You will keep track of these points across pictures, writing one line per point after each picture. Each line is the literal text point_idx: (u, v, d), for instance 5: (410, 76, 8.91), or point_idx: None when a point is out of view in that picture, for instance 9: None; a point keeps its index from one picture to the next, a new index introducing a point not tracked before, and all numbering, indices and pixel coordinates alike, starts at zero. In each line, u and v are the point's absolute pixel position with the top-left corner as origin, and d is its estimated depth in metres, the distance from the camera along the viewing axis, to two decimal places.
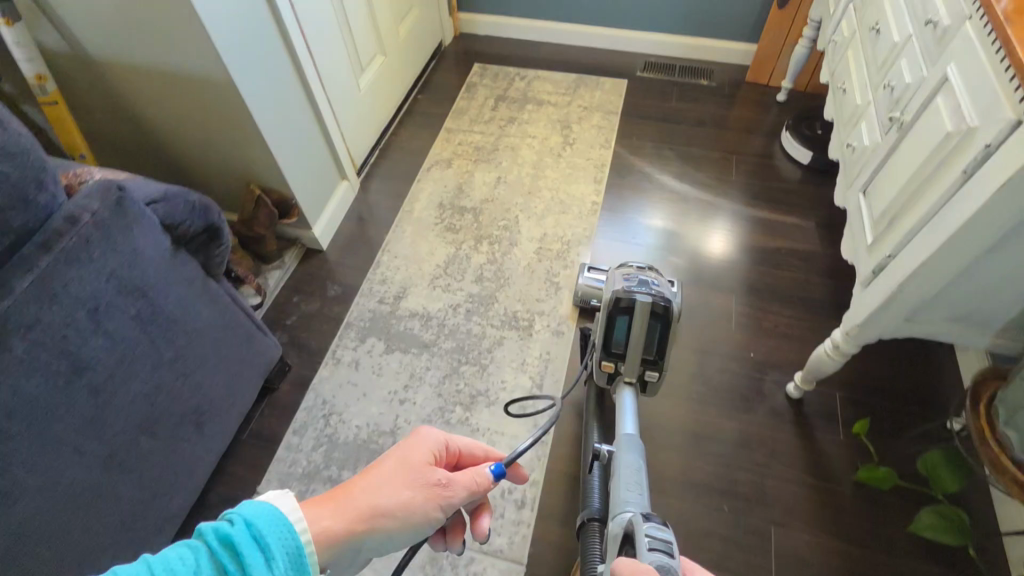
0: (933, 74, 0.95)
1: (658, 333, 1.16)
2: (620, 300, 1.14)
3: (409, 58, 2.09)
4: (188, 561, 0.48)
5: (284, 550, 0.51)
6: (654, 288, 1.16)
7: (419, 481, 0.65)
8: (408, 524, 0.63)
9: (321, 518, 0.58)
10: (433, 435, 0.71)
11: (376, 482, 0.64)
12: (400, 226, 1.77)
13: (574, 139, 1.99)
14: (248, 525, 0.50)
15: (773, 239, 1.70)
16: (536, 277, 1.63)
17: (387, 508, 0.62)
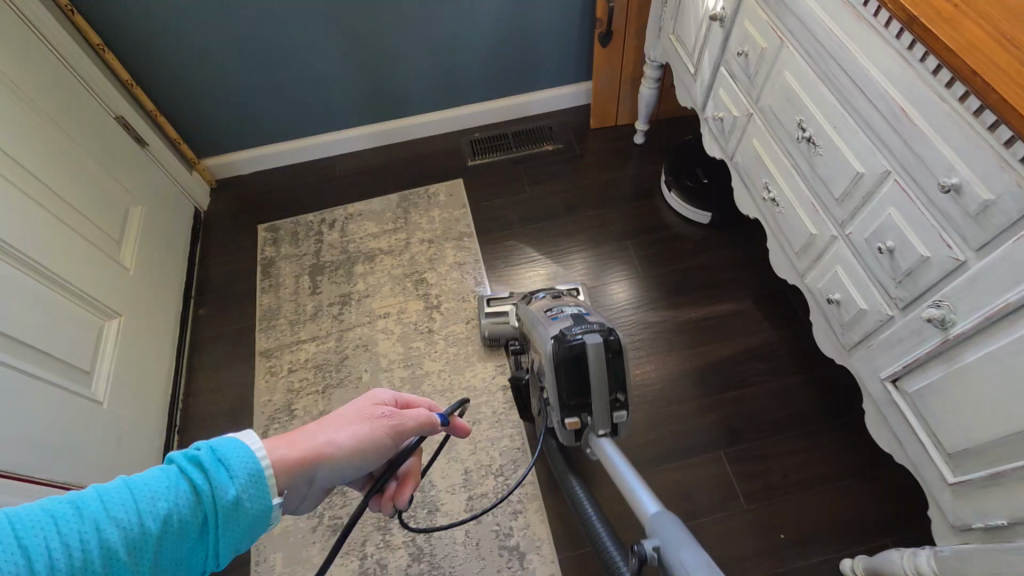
0: (992, 271, 0.61)
1: (617, 370, 0.89)
2: (565, 339, 0.89)
3: (158, 278, 1.42)
4: (159, 482, 0.45)
5: (247, 470, 0.47)
6: (596, 323, 0.95)
7: (369, 417, 0.61)
8: (361, 456, 0.58)
9: (275, 445, 0.53)
10: (386, 392, 0.66)
11: (325, 420, 0.59)
12: (265, 559, 1.18)
13: (438, 298, 1.49)
14: (213, 450, 0.48)
15: (722, 342, 1.38)
16: (485, 551, 1.16)
17: (337, 437, 0.57)
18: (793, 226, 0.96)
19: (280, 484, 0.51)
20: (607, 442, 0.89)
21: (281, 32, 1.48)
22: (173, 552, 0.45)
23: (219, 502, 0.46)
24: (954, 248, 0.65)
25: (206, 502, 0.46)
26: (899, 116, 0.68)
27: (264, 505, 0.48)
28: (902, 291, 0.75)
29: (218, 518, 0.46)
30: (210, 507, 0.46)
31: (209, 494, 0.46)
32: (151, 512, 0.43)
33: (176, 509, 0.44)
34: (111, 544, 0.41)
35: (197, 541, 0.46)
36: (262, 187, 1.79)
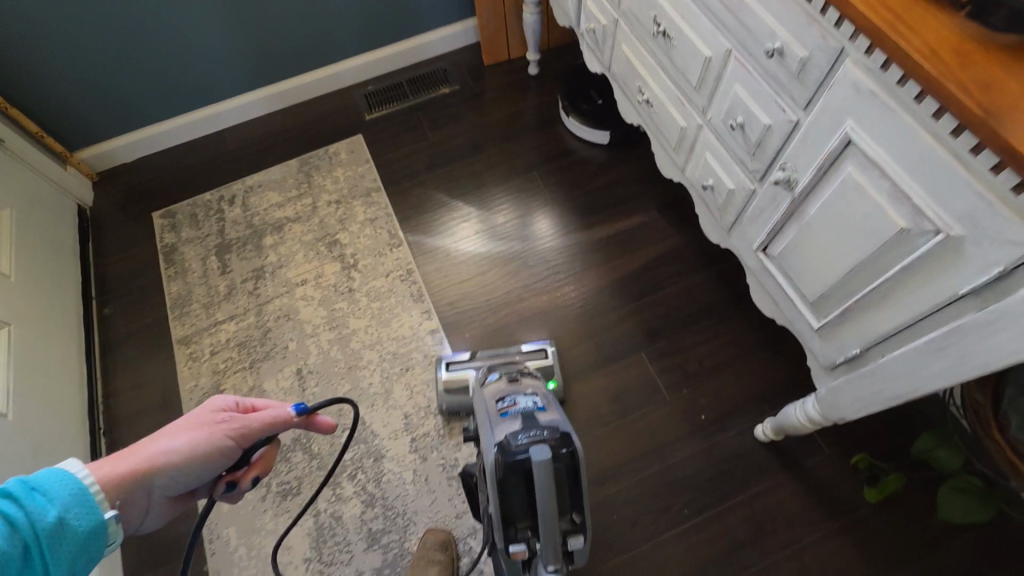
0: (816, 124, 0.66)
1: (569, 486, 0.73)
2: (507, 448, 0.73)
3: (47, 282, 1.33)
4: None
5: (69, 492, 0.50)
6: (546, 424, 0.79)
7: (209, 422, 0.63)
8: (204, 459, 0.61)
9: (101, 466, 0.55)
10: (229, 397, 0.69)
11: (159, 432, 0.60)
12: (218, 536, 1.18)
13: (353, 257, 1.48)
14: (26, 481, 0.48)
15: (635, 254, 1.44)
16: (435, 485, 1.20)
17: (172, 446, 0.59)
18: (667, 122, 1.00)
19: (112, 499, 0.54)
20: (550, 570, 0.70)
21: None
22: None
23: (40, 526, 0.46)
24: (787, 110, 0.70)
25: (24, 529, 0.46)
26: None
27: (94, 520, 0.50)
28: (756, 163, 0.80)
29: (40, 543, 0.46)
30: (31, 533, 0.46)
31: (26, 520, 0.46)
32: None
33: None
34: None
35: (18, 570, 0.45)
36: (149, 173, 1.68)
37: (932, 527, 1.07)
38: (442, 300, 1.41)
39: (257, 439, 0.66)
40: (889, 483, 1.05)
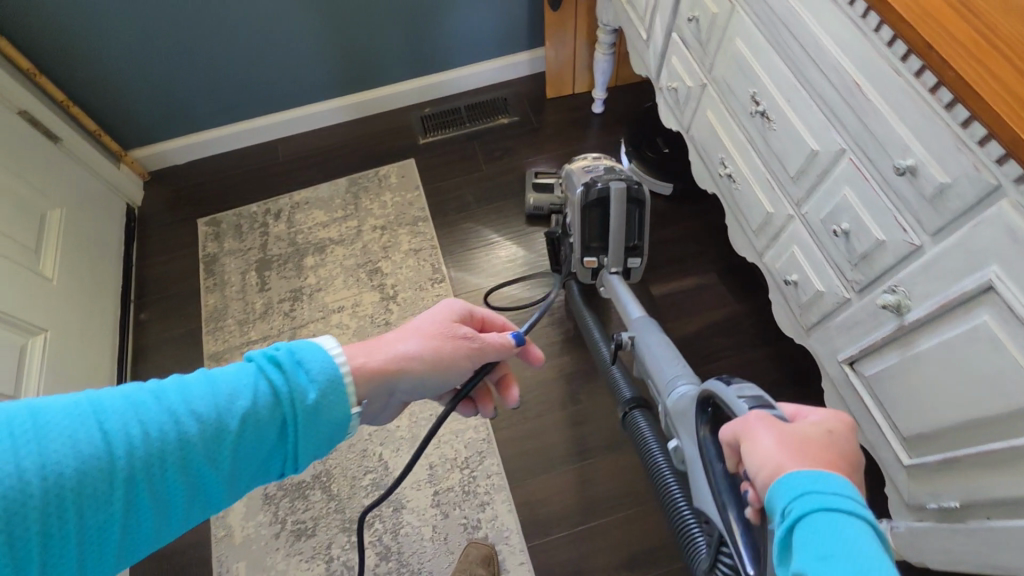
0: (946, 256, 0.58)
1: (637, 213, 1.18)
2: (594, 187, 1.16)
3: (87, 286, 1.32)
4: (242, 378, 0.48)
5: (326, 373, 0.50)
6: (623, 176, 1.20)
7: (446, 333, 0.62)
8: (438, 368, 0.60)
9: (355, 354, 0.55)
10: (463, 303, 0.67)
11: (397, 334, 0.60)
12: (226, 571, 1.14)
13: (394, 287, 1.43)
14: (292, 351, 0.51)
15: (687, 319, 1.35)
16: (453, 547, 1.14)
17: (410, 351, 0.59)
18: (750, 203, 0.92)
19: (359, 393, 0.54)
20: (618, 280, 1.22)
21: (198, 8, 1.36)
22: (251, 450, 0.48)
23: (299, 404, 0.49)
24: (909, 231, 0.62)
25: (286, 402, 0.49)
26: (853, 91, 0.63)
27: (343, 409, 0.51)
28: (858, 274, 0.72)
29: (297, 418, 0.49)
30: (290, 406, 0.49)
31: (291, 394, 0.49)
32: (232, 408, 0.47)
33: (256, 406, 0.48)
34: (188, 433, 0.45)
35: (277, 438, 0.49)
36: (199, 177, 1.67)
37: None
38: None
39: (488, 359, 0.65)
40: None
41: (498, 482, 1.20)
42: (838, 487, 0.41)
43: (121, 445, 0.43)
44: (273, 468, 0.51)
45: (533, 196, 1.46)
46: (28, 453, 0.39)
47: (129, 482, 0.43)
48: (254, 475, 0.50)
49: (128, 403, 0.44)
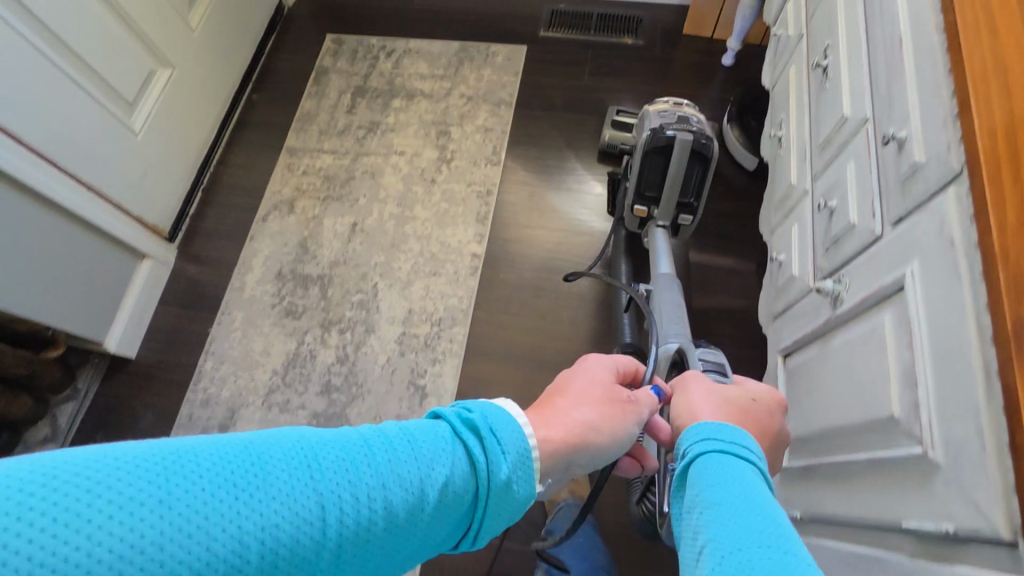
0: (888, 249, 0.53)
1: (698, 171, 1.11)
2: (659, 131, 1.08)
3: (221, 52, 1.53)
4: (439, 437, 0.39)
5: (516, 447, 0.41)
6: (694, 125, 1.10)
7: (615, 397, 0.52)
8: (612, 438, 0.50)
9: (537, 423, 0.45)
10: (618, 360, 0.58)
11: (568, 397, 0.51)
12: (228, 313, 1.37)
13: (452, 153, 1.51)
14: (479, 415, 0.41)
15: (704, 293, 1.30)
16: (396, 381, 1.27)
17: (590, 420, 0.49)
18: (782, 173, 0.85)
19: (545, 470, 0.44)
20: (663, 235, 1.17)
21: None
22: (438, 527, 0.38)
23: (494, 481, 0.39)
24: (875, 218, 0.56)
25: (481, 476, 0.39)
26: (895, 46, 0.57)
27: (528, 489, 0.42)
28: (824, 261, 0.66)
29: (491, 497, 0.39)
30: (485, 481, 0.39)
31: (485, 467, 0.39)
32: (433, 476, 0.37)
33: (453, 477, 0.38)
34: (397, 501, 0.35)
35: (465, 514, 0.39)
36: None
37: None
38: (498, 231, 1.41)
39: (647, 420, 0.56)
40: None
41: (456, 350, 1.29)
42: (729, 438, 0.41)
43: (335, 513, 0.32)
44: (448, 545, 0.40)
45: (610, 132, 1.43)
46: (241, 500, 0.30)
47: (335, 555, 0.32)
48: (433, 554, 0.39)
49: (336, 453, 0.34)
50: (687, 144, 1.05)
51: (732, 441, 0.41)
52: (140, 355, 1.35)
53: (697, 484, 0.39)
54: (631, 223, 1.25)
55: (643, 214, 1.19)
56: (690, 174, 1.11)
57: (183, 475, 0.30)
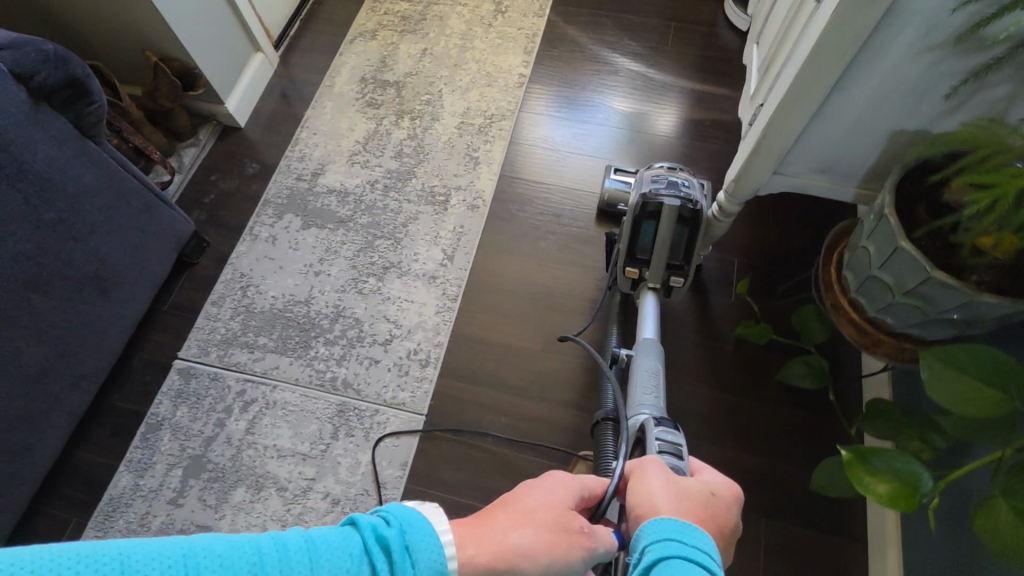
0: None
1: (687, 239, 1.10)
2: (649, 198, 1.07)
3: None
4: (351, 554, 0.46)
5: (429, 566, 0.48)
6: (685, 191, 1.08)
7: (566, 525, 0.59)
8: (550, 570, 0.55)
9: (467, 543, 0.52)
10: (576, 483, 0.67)
11: (508, 522, 0.57)
12: (321, 103, 1.70)
13: (507, 7, 1.87)
14: (402, 530, 0.48)
15: (701, 112, 1.66)
16: (455, 152, 1.60)
17: (526, 548, 0.55)
18: None
19: None
20: (654, 298, 1.19)
21: None
22: None
23: None
24: None
25: None
26: None
27: None
28: None
29: None
30: None
31: None
32: None
33: None
34: None
35: None
36: None
37: (762, 383, 1.25)
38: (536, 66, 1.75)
39: (601, 557, 0.61)
40: (761, 331, 1.20)
41: (503, 136, 1.62)
42: (696, 545, 0.54)
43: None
44: None
45: (609, 190, 1.38)
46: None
47: None
48: None
49: (221, 566, 0.41)
50: (675, 209, 1.05)
51: (686, 546, 0.54)
52: (246, 127, 1.67)
53: None
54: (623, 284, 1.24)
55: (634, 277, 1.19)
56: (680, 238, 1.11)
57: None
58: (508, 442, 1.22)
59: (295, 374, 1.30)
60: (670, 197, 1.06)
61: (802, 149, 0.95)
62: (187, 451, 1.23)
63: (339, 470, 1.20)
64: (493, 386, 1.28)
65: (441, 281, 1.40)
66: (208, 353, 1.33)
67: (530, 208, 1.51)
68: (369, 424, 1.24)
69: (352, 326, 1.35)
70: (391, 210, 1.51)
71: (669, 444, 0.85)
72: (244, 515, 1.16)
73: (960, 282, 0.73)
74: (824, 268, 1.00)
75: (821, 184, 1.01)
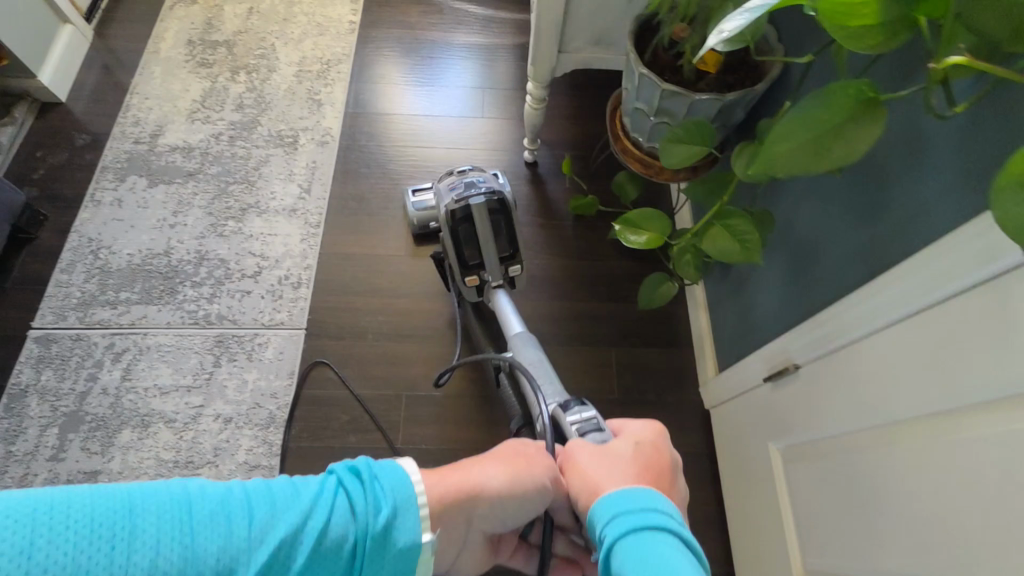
0: None
1: (505, 225, 1.15)
2: (455, 208, 1.11)
3: None
4: (325, 493, 0.54)
5: (401, 499, 0.55)
6: (483, 186, 1.14)
7: (522, 452, 0.67)
8: (516, 493, 0.63)
9: (434, 484, 0.61)
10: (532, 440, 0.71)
11: (478, 460, 0.66)
12: (148, 69, 1.68)
13: None
14: (367, 474, 0.56)
15: (520, 37, 1.86)
16: (297, 97, 1.66)
17: (495, 477, 0.63)
18: None
19: (436, 519, 0.60)
20: (503, 292, 1.22)
21: None
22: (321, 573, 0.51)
23: (371, 526, 0.53)
24: None
25: (360, 522, 0.53)
26: None
27: (411, 543, 0.54)
28: None
29: (366, 553, 0.52)
30: (363, 530, 0.53)
31: (364, 513, 0.53)
32: (309, 528, 0.51)
33: (332, 525, 0.52)
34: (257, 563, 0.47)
35: (346, 563, 0.52)
36: None
37: (599, 246, 1.47)
38: (379, 65, 1.76)
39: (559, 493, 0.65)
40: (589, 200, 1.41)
41: (342, 78, 1.71)
42: (662, 508, 0.56)
43: (196, 566, 0.45)
44: None
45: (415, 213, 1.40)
46: (104, 558, 0.43)
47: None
48: None
49: (210, 505, 0.48)
50: (483, 204, 1.09)
51: (643, 515, 0.55)
52: (69, 101, 1.61)
53: (620, 555, 0.52)
54: (468, 295, 1.27)
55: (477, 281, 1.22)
56: (498, 228, 1.15)
57: (50, 519, 0.43)
58: (389, 336, 1.34)
59: (166, 318, 1.32)
60: (473, 197, 1.11)
61: (571, 26, 1.16)
62: (60, 410, 1.22)
63: (227, 392, 1.25)
64: (367, 293, 1.39)
65: (302, 212, 1.47)
66: (66, 317, 1.30)
67: (377, 137, 1.62)
68: (251, 347, 1.30)
69: (218, 266, 1.39)
70: (243, 157, 1.55)
71: (586, 421, 0.76)
72: (134, 453, 1.18)
73: (682, 88, 0.96)
74: (610, 123, 1.21)
75: (599, 56, 1.23)
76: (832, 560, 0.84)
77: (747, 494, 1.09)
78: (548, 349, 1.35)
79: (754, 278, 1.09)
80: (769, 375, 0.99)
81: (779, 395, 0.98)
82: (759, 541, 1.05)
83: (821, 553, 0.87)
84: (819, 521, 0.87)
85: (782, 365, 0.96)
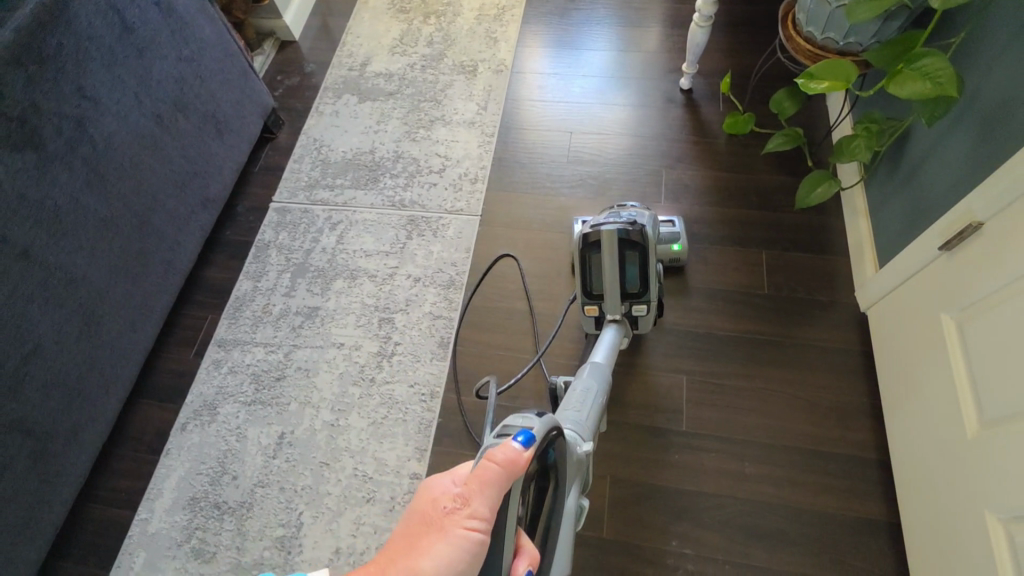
0: None
1: (637, 262, 1.10)
2: (587, 235, 1.08)
3: None
4: None
5: None
6: (626, 217, 1.09)
7: (434, 510, 0.59)
8: (446, 561, 0.55)
9: None
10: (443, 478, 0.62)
11: (408, 548, 0.57)
12: (359, 15, 2.03)
13: None
14: None
15: None
16: (477, 35, 1.91)
17: (434, 565, 0.55)
18: None
19: None
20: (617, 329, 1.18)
21: None
22: None
23: None
24: None
25: None
26: None
27: None
28: None
29: None
30: None
31: None
32: None
33: None
34: None
35: None
36: None
37: (752, 161, 1.53)
38: (534, 23, 1.92)
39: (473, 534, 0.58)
40: (744, 117, 1.48)
41: (515, 19, 1.93)
42: None
43: None
44: None
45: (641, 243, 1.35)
46: None
47: None
48: None
49: None
50: (616, 234, 1.05)
51: None
52: (300, 40, 1.99)
53: None
54: (586, 322, 1.24)
55: (595, 311, 1.18)
56: (629, 264, 1.11)
57: None
58: (552, 226, 1.51)
59: (370, 200, 1.60)
60: (609, 224, 1.07)
61: None
62: (293, 260, 1.52)
63: (417, 258, 1.48)
64: (532, 192, 1.57)
65: (478, 124, 1.70)
66: (297, 193, 1.63)
67: (543, 66, 1.82)
68: (436, 226, 1.53)
69: (410, 163, 1.65)
70: (431, 81, 1.82)
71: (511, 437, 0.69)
72: (345, 296, 1.45)
73: None
74: (780, 27, 1.28)
75: None
76: (1015, 400, 0.84)
77: (910, 373, 1.09)
78: (699, 247, 1.43)
79: (929, 163, 1.10)
80: (946, 241, 1.00)
81: (957, 258, 0.98)
82: (924, 416, 1.05)
83: (1002, 397, 0.87)
84: (1001, 366, 0.87)
85: (961, 226, 0.97)
